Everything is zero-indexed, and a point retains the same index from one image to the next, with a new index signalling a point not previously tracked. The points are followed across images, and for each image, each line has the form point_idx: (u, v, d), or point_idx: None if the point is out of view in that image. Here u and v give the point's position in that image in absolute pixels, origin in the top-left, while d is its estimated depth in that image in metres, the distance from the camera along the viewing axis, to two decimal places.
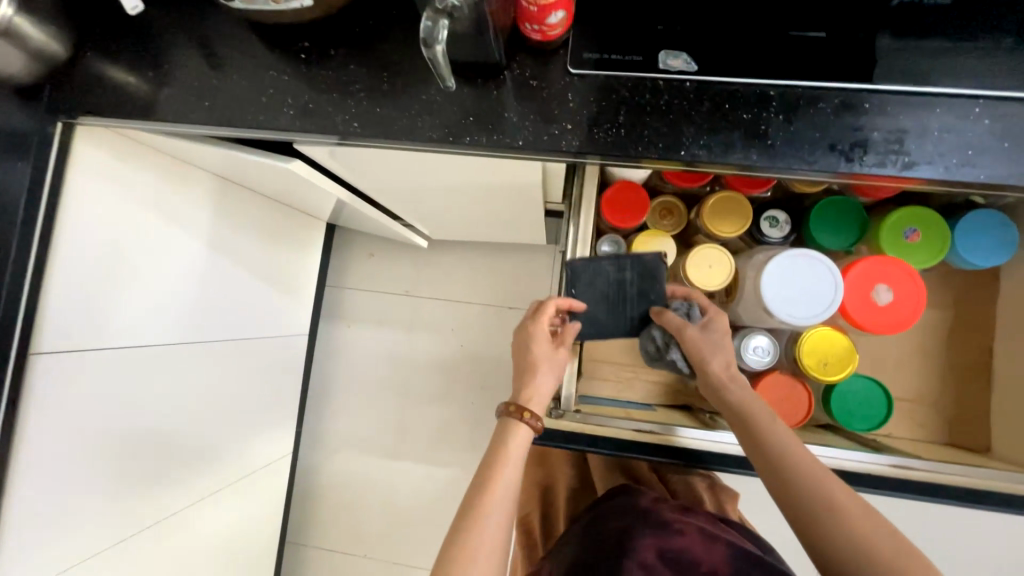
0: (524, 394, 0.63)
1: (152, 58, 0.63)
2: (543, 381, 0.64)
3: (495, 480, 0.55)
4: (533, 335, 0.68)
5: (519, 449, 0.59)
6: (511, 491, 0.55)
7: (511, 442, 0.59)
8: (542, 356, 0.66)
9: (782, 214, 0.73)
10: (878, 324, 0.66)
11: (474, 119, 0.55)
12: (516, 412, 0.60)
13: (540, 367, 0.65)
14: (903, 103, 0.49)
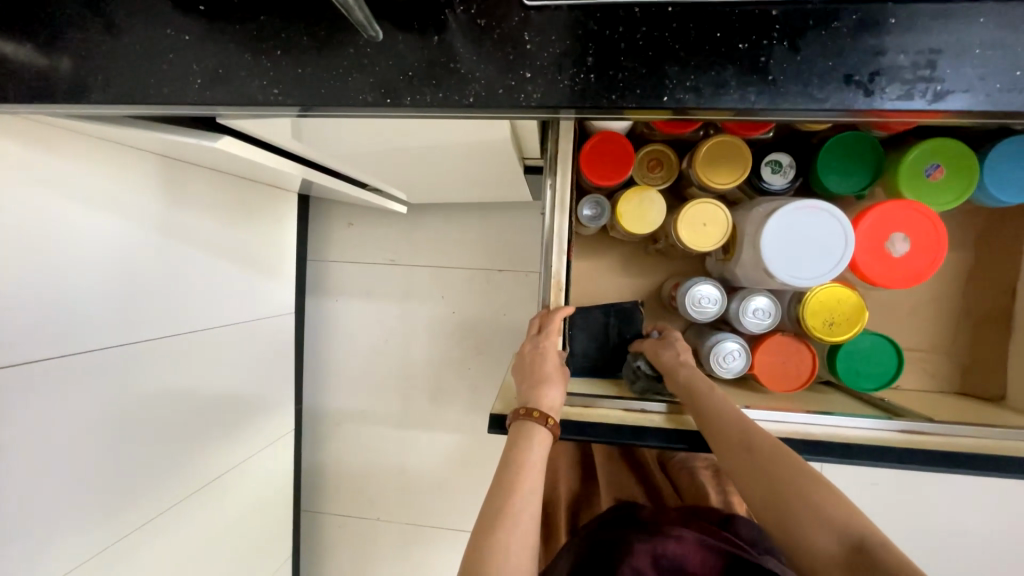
0: (541, 400, 0.59)
1: (28, 24, 0.52)
2: (558, 392, 0.60)
3: (519, 483, 0.53)
4: (544, 344, 0.64)
5: (540, 452, 0.56)
6: (536, 494, 0.54)
7: (532, 448, 0.56)
8: (555, 366, 0.62)
9: (786, 157, 0.64)
10: (909, 273, 0.59)
11: (414, 74, 0.46)
12: (538, 417, 0.57)
13: (555, 376, 0.61)
14: (938, 13, 0.39)
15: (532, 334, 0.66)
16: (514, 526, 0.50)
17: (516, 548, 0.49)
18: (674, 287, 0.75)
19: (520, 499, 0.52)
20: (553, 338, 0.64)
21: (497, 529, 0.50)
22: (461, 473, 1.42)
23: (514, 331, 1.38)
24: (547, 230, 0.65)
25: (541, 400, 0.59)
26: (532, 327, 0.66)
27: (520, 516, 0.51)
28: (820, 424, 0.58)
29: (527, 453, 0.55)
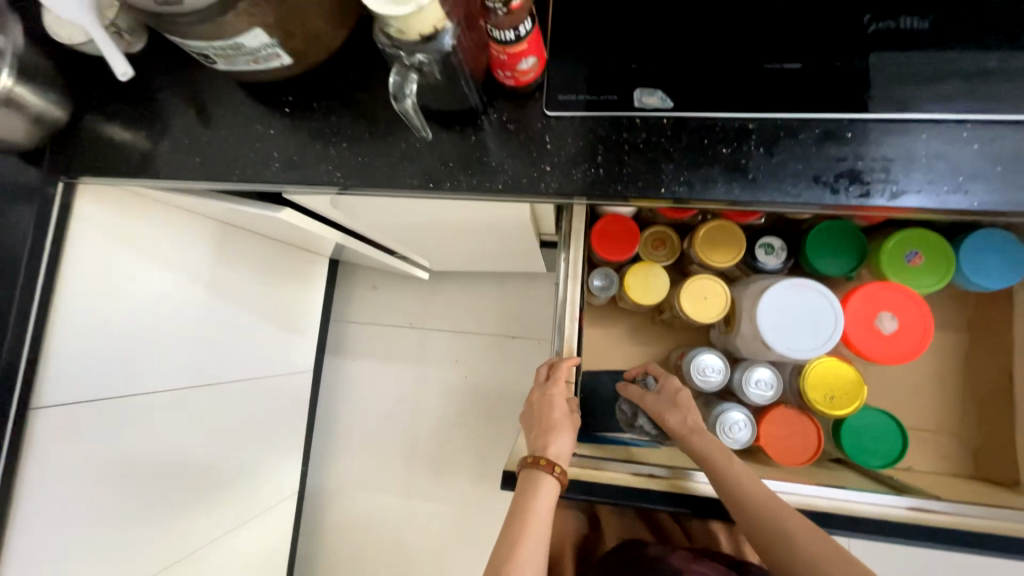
0: (548, 449, 0.61)
1: (143, 117, 0.64)
2: (565, 442, 0.63)
3: (526, 533, 0.54)
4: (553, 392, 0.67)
5: (547, 503, 0.58)
6: (542, 546, 0.54)
7: (540, 499, 0.57)
8: (563, 415, 0.65)
9: (777, 241, 0.71)
10: (916, 331, 0.62)
11: (454, 164, 0.55)
12: (546, 465, 0.59)
13: (562, 425, 0.64)
14: (887, 131, 0.48)
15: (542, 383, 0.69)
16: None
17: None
18: (680, 357, 0.79)
19: (527, 549, 0.53)
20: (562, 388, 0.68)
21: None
22: (463, 550, 1.35)
23: (524, 397, 1.40)
24: (563, 298, 0.71)
25: (548, 447, 0.61)
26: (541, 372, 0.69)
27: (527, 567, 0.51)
28: (832, 498, 0.58)
29: (535, 504, 0.56)
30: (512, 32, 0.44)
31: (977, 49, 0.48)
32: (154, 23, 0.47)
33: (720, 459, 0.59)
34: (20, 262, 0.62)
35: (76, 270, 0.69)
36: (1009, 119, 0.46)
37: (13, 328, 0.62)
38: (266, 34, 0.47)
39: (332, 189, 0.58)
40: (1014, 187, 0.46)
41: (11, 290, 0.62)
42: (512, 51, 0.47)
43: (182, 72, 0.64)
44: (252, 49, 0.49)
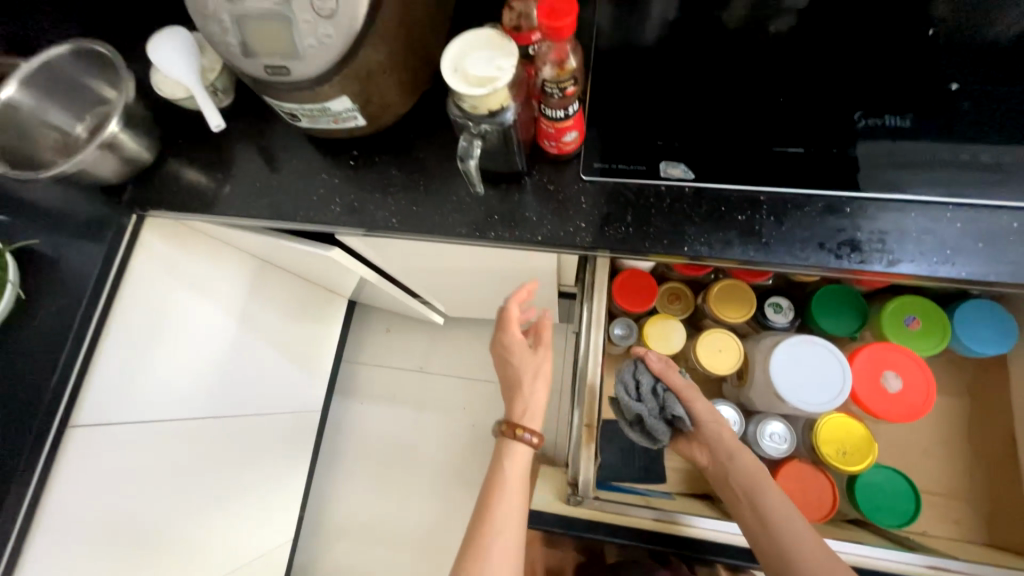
0: (516, 412, 0.71)
1: (218, 162, 0.72)
2: (534, 404, 0.71)
3: (500, 495, 0.66)
4: (519, 346, 0.74)
5: (522, 463, 0.69)
6: (515, 501, 0.66)
7: (512, 463, 0.68)
8: (533, 372, 0.73)
9: (785, 300, 0.76)
10: (916, 388, 0.66)
11: (498, 217, 0.62)
12: (521, 435, 0.68)
13: (534, 383, 0.73)
14: (880, 208, 0.55)
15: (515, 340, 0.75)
16: (495, 534, 0.63)
17: (500, 553, 0.62)
18: None
19: (501, 510, 0.65)
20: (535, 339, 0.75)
21: (483, 538, 0.63)
22: None
23: None
24: (586, 345, 0.76)
25: (515, 412, 0.71)
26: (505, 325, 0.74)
27: (503, 525, 0.64)
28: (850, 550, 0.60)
29: (508, 467, 0.68)
30: (562, 110, 0.52)
31: (955, 145, 0.56)
32: (257, 88, 0.55)
33: (758, 480, 0.63)
34: (87, 285, 0.68)
35: (132, 295, 0.74)
36: (986, 204, 0.54)
37: (70, 346, 0.66)
38: (350, 101, 0.56)
39: (378, 232, 0.65)
40: (995, 262, 0.52)
41: (74, 310, 0.67)
42: (559, 126, 0.54)
43: (257, 124, 0.72)
44: (335, 112, 0.57)
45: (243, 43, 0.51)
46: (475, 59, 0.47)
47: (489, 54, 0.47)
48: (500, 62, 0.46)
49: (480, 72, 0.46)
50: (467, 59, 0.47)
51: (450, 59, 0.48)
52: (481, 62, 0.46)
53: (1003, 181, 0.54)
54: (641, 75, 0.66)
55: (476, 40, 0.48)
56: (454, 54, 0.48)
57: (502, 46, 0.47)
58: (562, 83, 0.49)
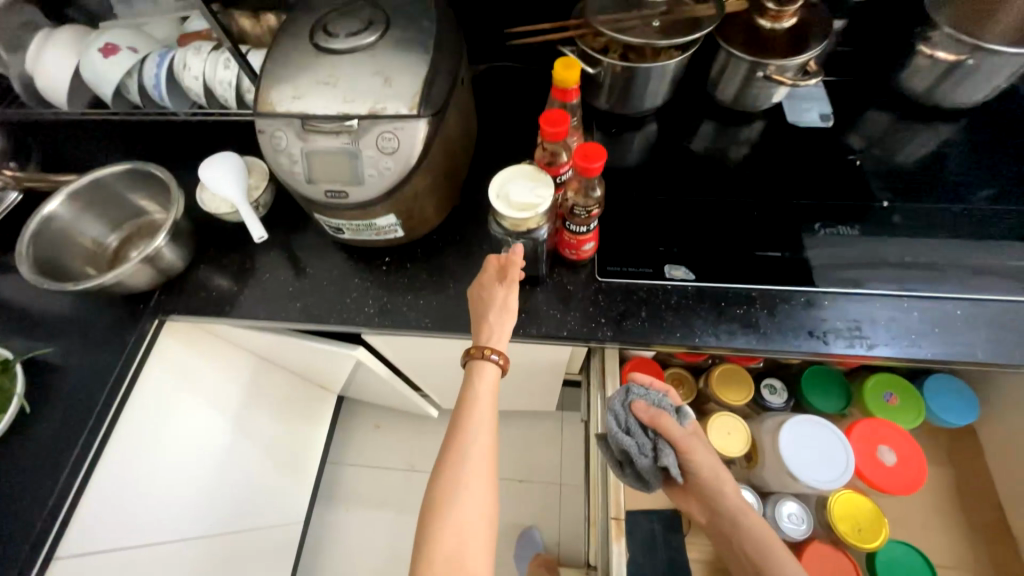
0: (481, 330, 0.58)
1: (249, 268, 0.75)
2: (500, 326, 0.58)
3: (468, 419, 0.54)
4: (494, 284, 0.59)
5: (489, 388, 0.57)
6: (488, 426, 0.55)
7: (478, 386, 0.56)
8: (499, 300, 0.59)
9: (778, 382, 0.83)
10: (907, 458, 0.72)
11: (526, 315, 0.68)
12: (479, 353, 0.57)
13: (499, 314, 0.58)
14: (851, 300, 0.65)
15: (489, 278, 0.60)
16: (463, 463, 0.53)
17: (469, 483, 0.52)
18: None
19: (470, 435, 0.54)
20: (505, 271, 0.59)
21: (451, 465, 0.52)
22: None
23: None
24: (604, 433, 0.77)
25: (481, 336, 0.58)
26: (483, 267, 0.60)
27: (472, 454, 0.53)
28: None
29: (473, 393, 0.56)
30: (585, 226, 0.61)
31: (899, 249, 0.69)
32: (310, 207, 0.62)
33: (769, 549, 0.62)
34: (102, 393, 0.67)
35: (139, 404, 0.72)
36: (933, 296, 0.65)
37: (74, 459, 0.64)
38: (395, 217, 0.63)
39: (410, 332, 0.69)
40: (951, 343, 0.62)
41: (83, 421, 0.66)
42: (580, 238, 0.63)
43: (291, 233, 0.77)
44: (380, 226, 0.64)
45: (308, 172, 0.58)
46: (516, 190, 0.55)
47: (527, 185, 0.56)
48: (537, 192, 0.55)
49: (521, 199, 0.55)
50: (508, 189, 0.56)
51: (495, 189, 0.56)
52: (521, 192, 0.55)
53: (942, 277, 0.66)
54: (638, 192, 0.77)
55: (516, 172, 0.58)
56: (497, 184, 0.57)
57: (538, 179, 0.56)
58: (589, 207, 0.59)
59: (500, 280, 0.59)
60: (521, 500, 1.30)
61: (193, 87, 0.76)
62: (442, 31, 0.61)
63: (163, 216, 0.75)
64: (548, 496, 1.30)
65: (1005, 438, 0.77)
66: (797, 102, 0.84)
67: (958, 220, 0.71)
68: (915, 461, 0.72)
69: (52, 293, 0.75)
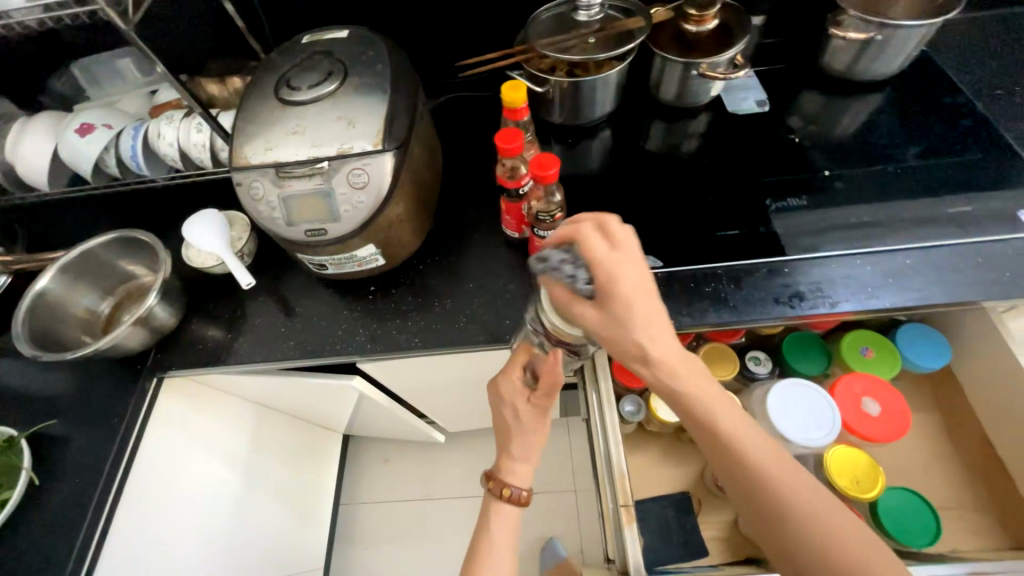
0: (502, 463, 0.64)
1: (241, 316, 0.77)
2: (522, 465, 0.63)
3: (489, 544, 0.60)
4: (526, 407, 0.63)
5: (510, 522, 0.62)
6: (508, 555, 0.60)
7: (497, 523, 0.61)
8: (529, 438, 0.63)
9: (761, 353, 0.87)
10: (889, 408, 0.76)
11: (511, 321, 0.72)
12: (505, 495, 0.61)
13: (527, 454, 0.64)
14: (809, 264, 0.70)
15: (520, 397, 0.63)
16: None
17: None
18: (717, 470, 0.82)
19: (491, 559, 0.59)
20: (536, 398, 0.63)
21: None
22: None
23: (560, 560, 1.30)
24: (603, 424, 0.79)
25: (505, 474, 0.63)
26: (511, 373, 0.63)
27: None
28: None
29: (492, 525, 0.61)
30: (552, 230, 0.65)
31: (845, 213, 0.74)
32: (292, 248, 0.66)
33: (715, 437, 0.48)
34: (109, 460, 0.69)
35: (145, 463, 0.73)
36: (884, 250, 0.69)
37: (87, 528, 0.65)
38: (374, 247, 0.67)
39: (403, 354, 0.72)
40: (906, 291, 0.66)
41: (91, 491, 0.67)
42: None
43: (277, 277, 0.80)
44: (360, 257, 0.67)
45: (287, 216, 0.62)
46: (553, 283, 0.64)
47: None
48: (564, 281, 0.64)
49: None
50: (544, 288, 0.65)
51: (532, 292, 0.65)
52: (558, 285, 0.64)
53: (888, 232, 0.71)
54: (600, 194, 0.82)
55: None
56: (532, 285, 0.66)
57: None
58: (552, 211, 0.63)
59: (532, 402, 0.63)
60: (539, 511, 1.30)
61: (170, 153, 0.81)
62: (396, 72, 0.66)
63: (151, 277, 0.78)
64: (565, 504, 1.31)
65: (978, 375, 0.82)
66: (734, 93, 0.91)
67: (894, 179, 0.76)
68: (897, 412, 0.75)
69: (49, 368, 0.77)
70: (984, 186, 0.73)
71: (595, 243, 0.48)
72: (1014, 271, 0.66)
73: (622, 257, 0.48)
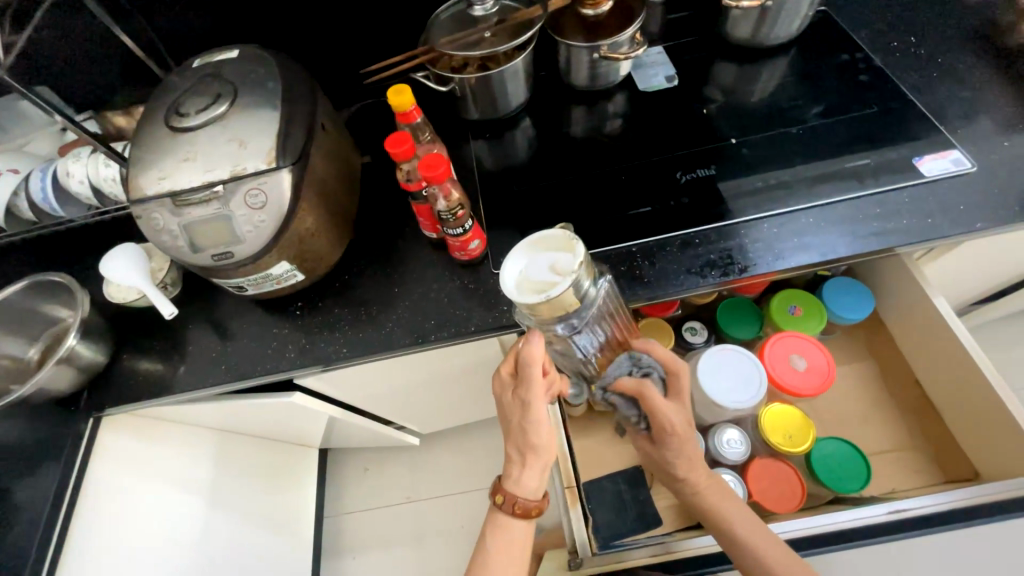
0: (507, 473, 0.60)
1: (171, 346, 0.78)
2: (525, 472, 0.59)
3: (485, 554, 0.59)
4: (513, 405, 0.59)
5: (514, 532, 0.59)
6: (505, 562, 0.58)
7: (495, 534, 0.59)
8: (529, 440, 0.58)
9: (697, 323, 0.89)
10: (813, 364, 0.78)
11: (436, 322, 0.72)
12: (503, 503, 0.59)
13: (529, 457, 0.59)
14: (719, 233, 0.72)
15: (508, 394, 0.60)
16: None
17: None
18: None
19: (482, 565, 0.58)
20: (523, 391, 0.56)
21: None
22: None
23: None
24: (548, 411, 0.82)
25: (510, 483, 0.59)
26: (498, 372, 0.61)
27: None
28: (821, 524, 0.70)
29: (490, 536, 0.59)
30: (460, 228, 0.66)
31: (751, 178, 0.76)
32: (207, 275, 0.66)
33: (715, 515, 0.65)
34: (47, 504, 0.69)
35: (91, 503, 0.73)
36: (787, 211, 0.71)
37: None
38: (288, 263, 0.67)
39: (335, 365, 0.72)
40: (811, 248, 0.68)
41: (32, 536, 0.67)
42: (462, 238, 0.69)
43: (205, 304, 0.80)
44: (277, 275, 0.67)
45: (191, 243, 0.62)
46: (556, 260, 0.53)
47: (568, 258, 0.53)
48: (580, 263, 0.52)
49: (541, 277, 0.53)
50: (533, 265, 0.54)
51: (511, 267, 0.55)
52: (561, 264, 0.52)
53: (792, 193, 0.73)
54: (519, 184, 0.83)
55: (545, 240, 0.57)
56: (515, 261, 0.55)
57: (575, 248, 0.54)
58: (453, 210, 0.64)
59: (517, 397, 0.58)
60: None
61: (81, 191, 0.81)
62: (288, 87, 0.67)
63: (70, 316, 0.77)
64: None
65: (903, 321, 0.84)
66: (644, 71, 0.92)
67: (797, 140, 0.78)
68: (820, 365, 0.78)
69: None
70: (882, 138, 0.75)
71: (658, 401, 0.61)
72: (910, 217, 0.68)
73: (677, 410, 0.63)
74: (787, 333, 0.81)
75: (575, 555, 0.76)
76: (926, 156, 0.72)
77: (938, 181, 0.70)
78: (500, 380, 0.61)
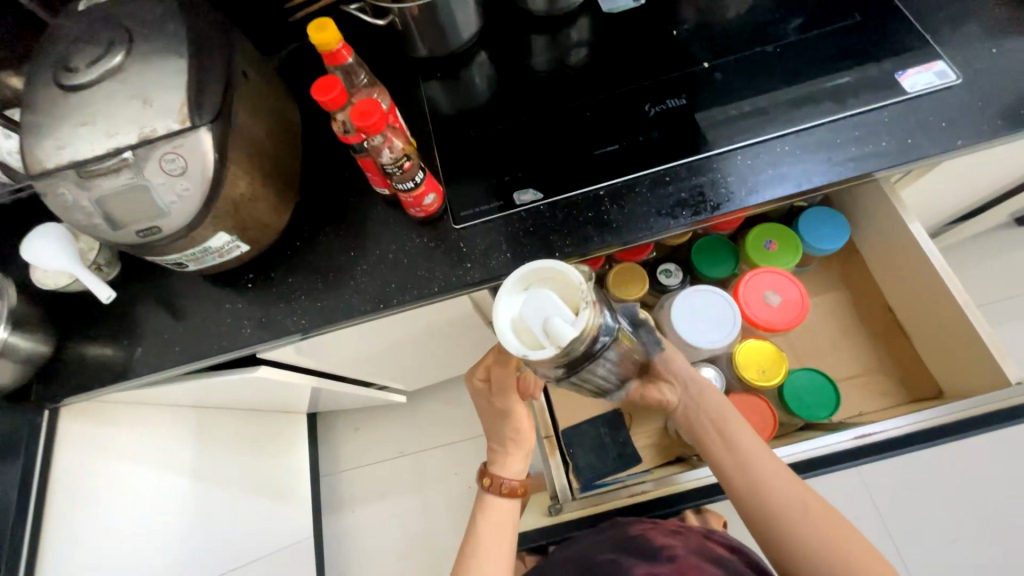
0: (494, 459, 0.63)
1: (118, 329, 0.73)
2: (512, 454, 0.63)
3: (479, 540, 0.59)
4: (490, 409, 0.62)
5: (503, 516, 0.61)
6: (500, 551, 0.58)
7: (484, 517, 0.60)
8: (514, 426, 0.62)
9: (672, 264, 0.86)
10: (788, 299, 0.77)
11: (396, 285, 0.69)
12: (492, 484, 0.61)
13: (514, 441, 0.63)
14: (691, 169, 0.67)
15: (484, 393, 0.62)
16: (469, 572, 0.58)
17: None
18: None
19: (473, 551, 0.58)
20: (501, 398, 0.61)
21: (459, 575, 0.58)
22: None
23: None
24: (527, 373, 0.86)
25: (502, 465, 0.63)
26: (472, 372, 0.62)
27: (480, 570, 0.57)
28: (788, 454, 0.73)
29: (480, 523, 0.60)
30: (410, 181, 0.61)
31: (723, 105, 0.70)
32: (136, 253, 0.60)
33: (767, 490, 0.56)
34: (11, 500, 0.68)
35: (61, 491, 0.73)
36: (762, 140, 0.67)
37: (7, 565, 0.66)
38: (227, 234, 0.61)
39: (295, 338, 0.69)
40: (785, 178, 0.65)
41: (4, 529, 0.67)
42: (415, 193, 0.63)
43: (148, 282, 0.75)
44: (216, 248, 0.62)
45: (109, 219, 0.56)
46: (550, 317, 0.37)
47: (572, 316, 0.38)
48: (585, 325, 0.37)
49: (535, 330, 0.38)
50: (525, 312, 0.39)
51: (505, 306, 0.40)
52: (554, 325, 0.36)
53: (768, 120, 0.68)
54: (477, 129, 0.76)
55: (551, 276, 0.41)
56: (509, 298, 0.40)
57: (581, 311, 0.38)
58: (399, 161, 0.59)
59: (496, 392, 0.61)
60: None
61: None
62: (194, 29, 0.57)
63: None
64: None
65: (877, 248, 0.83)
66: None
67: (774, 60, 0.72)
68: (795, 298, 0.77)
69: None
70: (864, 52, 0.69)
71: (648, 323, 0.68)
72: (889, 139, 0.64)
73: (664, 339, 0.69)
74: (762, 269, 0.79)
75: (556, 501, 0.81)
76: (909, 70, 0.67)
77: (922, 97, 0.65)
78: (472, 384, 0.62)
